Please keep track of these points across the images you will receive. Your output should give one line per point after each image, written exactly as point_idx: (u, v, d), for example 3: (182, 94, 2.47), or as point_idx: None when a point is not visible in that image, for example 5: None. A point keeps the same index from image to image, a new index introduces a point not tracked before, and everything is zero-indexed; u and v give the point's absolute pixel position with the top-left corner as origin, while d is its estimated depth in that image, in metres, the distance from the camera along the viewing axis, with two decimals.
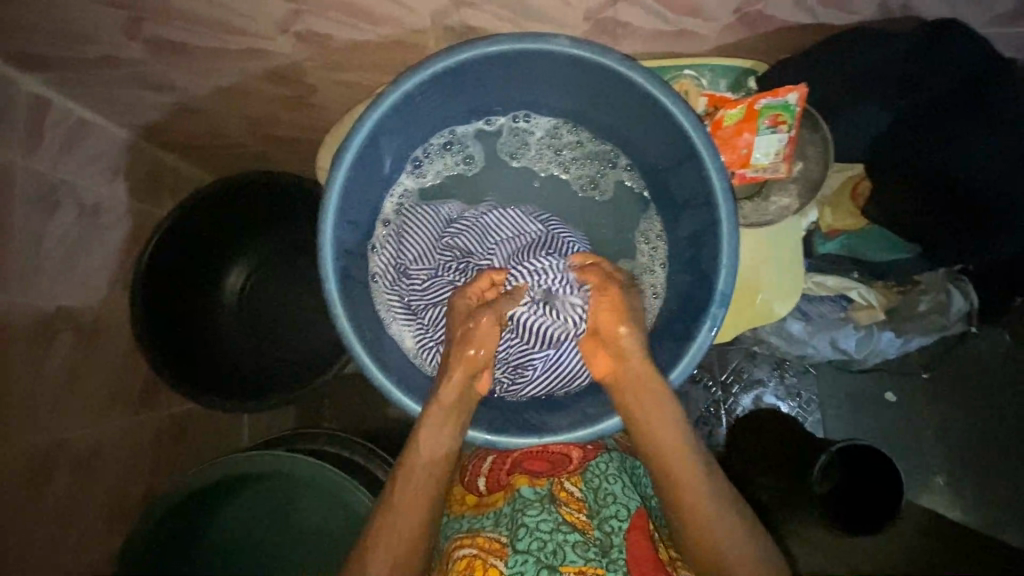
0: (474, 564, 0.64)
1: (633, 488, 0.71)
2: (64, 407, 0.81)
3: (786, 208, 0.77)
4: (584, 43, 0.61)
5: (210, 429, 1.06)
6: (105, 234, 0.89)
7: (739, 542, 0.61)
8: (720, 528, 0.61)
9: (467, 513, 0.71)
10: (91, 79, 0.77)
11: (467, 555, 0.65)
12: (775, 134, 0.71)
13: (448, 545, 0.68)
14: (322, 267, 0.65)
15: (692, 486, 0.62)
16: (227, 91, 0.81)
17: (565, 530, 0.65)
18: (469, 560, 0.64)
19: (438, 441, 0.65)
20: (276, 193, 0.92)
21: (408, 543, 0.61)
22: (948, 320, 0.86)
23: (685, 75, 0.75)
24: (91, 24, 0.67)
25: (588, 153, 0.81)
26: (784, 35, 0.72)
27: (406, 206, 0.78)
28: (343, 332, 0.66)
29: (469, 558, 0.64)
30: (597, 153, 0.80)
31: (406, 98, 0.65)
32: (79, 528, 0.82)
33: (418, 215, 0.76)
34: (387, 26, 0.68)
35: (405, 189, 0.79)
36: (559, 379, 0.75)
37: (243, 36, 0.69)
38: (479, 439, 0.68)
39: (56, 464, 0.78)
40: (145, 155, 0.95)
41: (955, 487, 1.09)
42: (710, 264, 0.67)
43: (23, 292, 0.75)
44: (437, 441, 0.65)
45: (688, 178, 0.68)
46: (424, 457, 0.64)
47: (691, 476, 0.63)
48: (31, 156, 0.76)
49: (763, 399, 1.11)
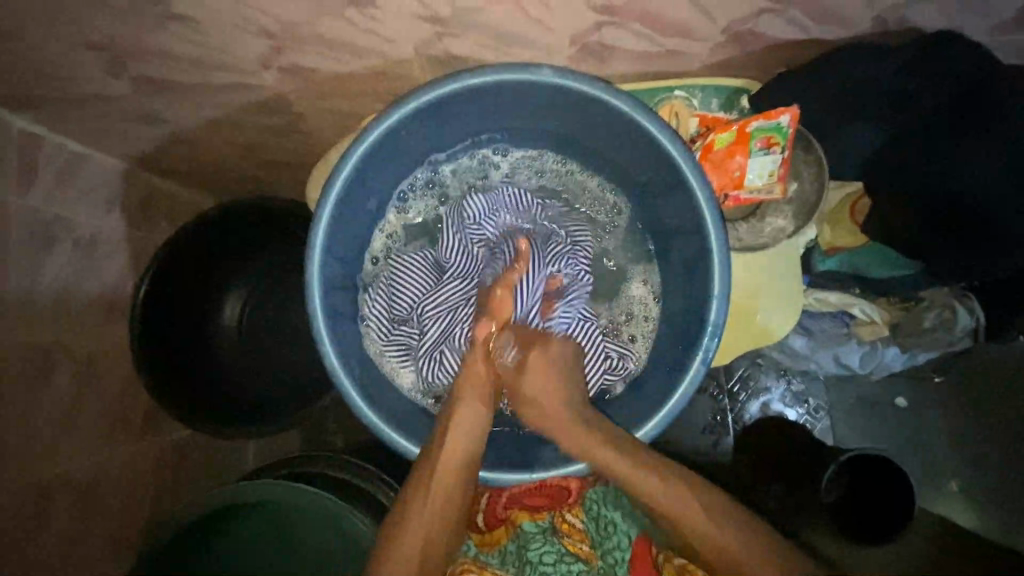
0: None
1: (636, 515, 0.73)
2: (67, 439, 0.82)
3: (781, 230, 0.76)
4: (567, 72, 0.60)
5: (212, 452, 1.06)
6: (104, 263, 0.90)
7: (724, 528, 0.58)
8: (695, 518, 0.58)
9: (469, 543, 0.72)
10: (82, 115, 0.78)
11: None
12: (769, 156, 0.70)
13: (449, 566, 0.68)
14: (310, 305, 0.65)
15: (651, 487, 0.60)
16: (217, 121, 0.81)
17: (568, 561, 0.67)
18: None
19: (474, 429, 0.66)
20: (269, 217, 0.94)
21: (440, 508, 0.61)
22: (954, 337, 0.81)
23: (675, 96, 0.74)
24: (75, 63, 0.68)
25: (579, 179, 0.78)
26: (777, 53, 0.71)
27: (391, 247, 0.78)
28: (332, 370, 0.65)
29: None
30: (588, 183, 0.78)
31: (391, 132, 0.64)
32: (85, 555, 0.84)
33: (405, 258, 0.78)
34: (370, 58, 0.67)
35: (393, 229, 0.78)
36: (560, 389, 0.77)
37: (228, 70, 0.69)
38: None
39: (58, 495, 0.79)
40: (141, 183, 0.96)
41: (968, 494, 1.06)
42: (700, 295, 0.66)
43: (23, 328, 0.77)
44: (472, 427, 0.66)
45: (677, 205, 0.67)
46: (460, 450, 0.64)
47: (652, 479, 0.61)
48: (25, 194, 0.77)
49: (770, 406, 1.08)
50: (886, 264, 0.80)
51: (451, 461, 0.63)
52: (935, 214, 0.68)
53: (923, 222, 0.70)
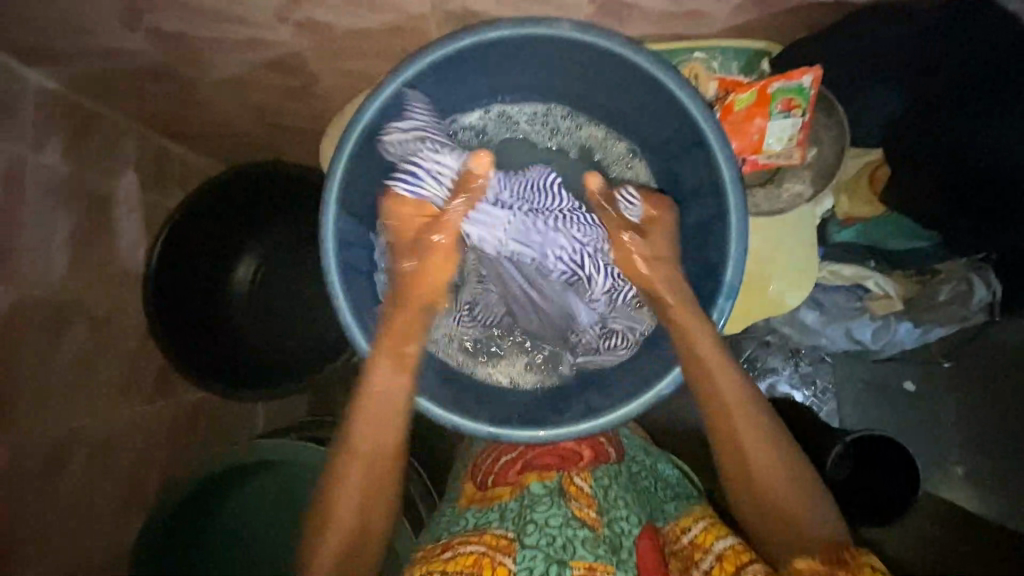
0: (482, 562, 0.63)
1: (638, 497, 0.73)
2: (80, 393, 0.83)
3: (799, 195, 0.74)
4: (586, 27, 0.59)
5: (222, 418, 1.07)
6: (117, 225, 0.91)
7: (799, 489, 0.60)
8: (782, 487, 0.60)
9: (472, 507, 0.73)
10: (96, 71, 0.78)
11: (474, 552, 0.64)
12: (789, 119, 0.69)
13: (450, 540, 0.67)
14: (324, 261, 0.65)
15: (734, 398, 0.62)
16: (230, 81, 0.81)
17: (574, 525, 0.66)
18: (476, 557, 0.64)
19: (395, 386, 0.65)
20: (261, 186, 0.92)
21: (370, 463, 0.63)
22: (970, 311, 0.81)
23: (694, 58, 0.72)
24: (91, 14, 0.68)
25: (602, 146, 0.77)
26: (798, 15, 0.69)
27: (411, 138, 0.69)
28: (346, 325, 0.66)
29: (477, 555, 0.64)
30: (609, 152, 0.77)
31: (406, 87, 0.64)
32: (102, 507, 0.86)
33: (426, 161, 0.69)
34: (388, 14, 0.67)
35: None
36: (584, 345, 0.78)
37: (245, 25, 0.69)
38: (482, 431, 0.66)
39: (75, 446, 0.81)
40: (155, 147, 0.96)
41: (977, 479, 1.04)
42: (716, 256, 0.66)
43: (41, 281, 0.78)
44: (395, 383, 0.65)
45: (695, 165, 0.66)
46: (377, 402, 0.64)
47: (744, 420, 0.62)
48: (42, 148, 0.78)
49: (776, 387, 1.06)
50: (904, 235, 0.82)
51: (386, 388, 0.64)
52: (945, 186, 0.68)
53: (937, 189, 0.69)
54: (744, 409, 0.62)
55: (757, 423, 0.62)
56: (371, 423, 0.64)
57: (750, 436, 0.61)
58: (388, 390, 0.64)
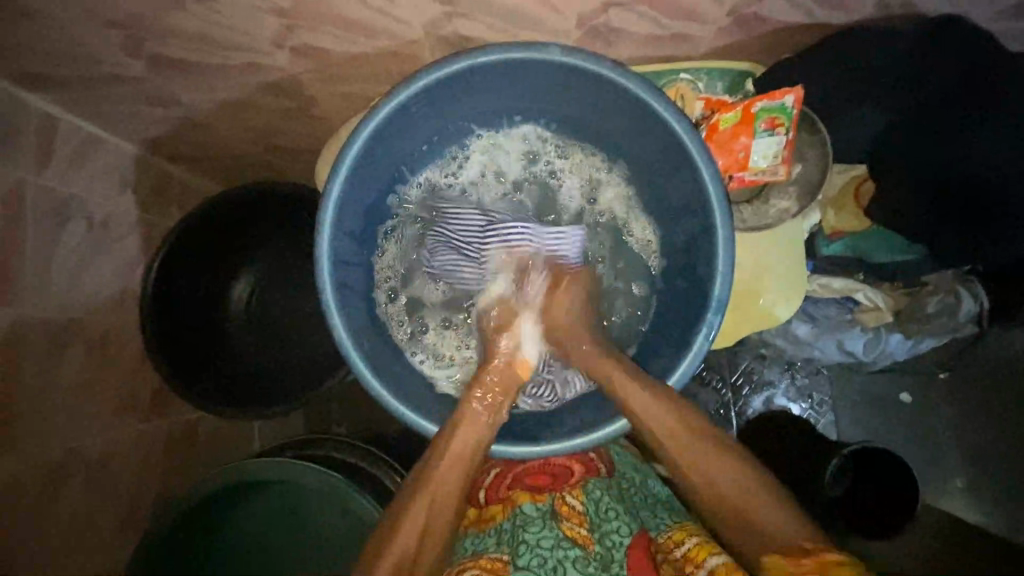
0: None
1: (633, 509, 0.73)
2: (77, 413, 0.83)
3: (785, 211, 0.75)
4: (573, 51, 0.61)
5: (220, 437, 1.07)
6: (114, 245, 0.91)
7: (736, 476, 0.60)
8: (724, 479, 0.61)
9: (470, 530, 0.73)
10: (97, 95, 0.80)
11: None
12: (773, 137, 0.70)
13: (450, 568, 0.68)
14: (320, 281, 0.66)
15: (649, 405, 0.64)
16: (229, 103, 0.83)
17: (565, 546, 0.67)
18: None
19: (471, 435, 0.66)
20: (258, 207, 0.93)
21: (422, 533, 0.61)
22: (959, 323, 0.82)
23: (680, 79, 0.74)
24: (94, 41, 0.70)
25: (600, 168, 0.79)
26: (782, 36, 0.72)
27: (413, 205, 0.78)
28: (339, 342, 0.66)
29: None
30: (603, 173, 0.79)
31: (402, 109, 0.66)
32: (99, 528, 0.85)
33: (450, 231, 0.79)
34: (382, 39, 0.69)
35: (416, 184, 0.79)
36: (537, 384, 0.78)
37: (243, 51, 0.71)
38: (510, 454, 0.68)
39: (69, 467, 0.81)
40: (152, 168, 0.97)
41: (976, 489, 1.04)
42: (704, 272, 0.67)
43: (39, 301, 0.78)
44: (463, 437, 0.66)
45: (683, 184, 0.68)
46: (452, 463, 0.64)
47: (660, 413, 0.64)
48: (42, 170, 0.79)
49: (774, 401, 1.05)
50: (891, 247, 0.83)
51: (456, 446, 0.65)
52: (929, 199, 0.70)
53: (916, 201, 0.70)
54: (680, 421, 0.64)
55: (685, 421, 0.64)
56: (440, 485, 0.63)
57: (683, 441, 0.63)
58: (459, 444, 0.65)
